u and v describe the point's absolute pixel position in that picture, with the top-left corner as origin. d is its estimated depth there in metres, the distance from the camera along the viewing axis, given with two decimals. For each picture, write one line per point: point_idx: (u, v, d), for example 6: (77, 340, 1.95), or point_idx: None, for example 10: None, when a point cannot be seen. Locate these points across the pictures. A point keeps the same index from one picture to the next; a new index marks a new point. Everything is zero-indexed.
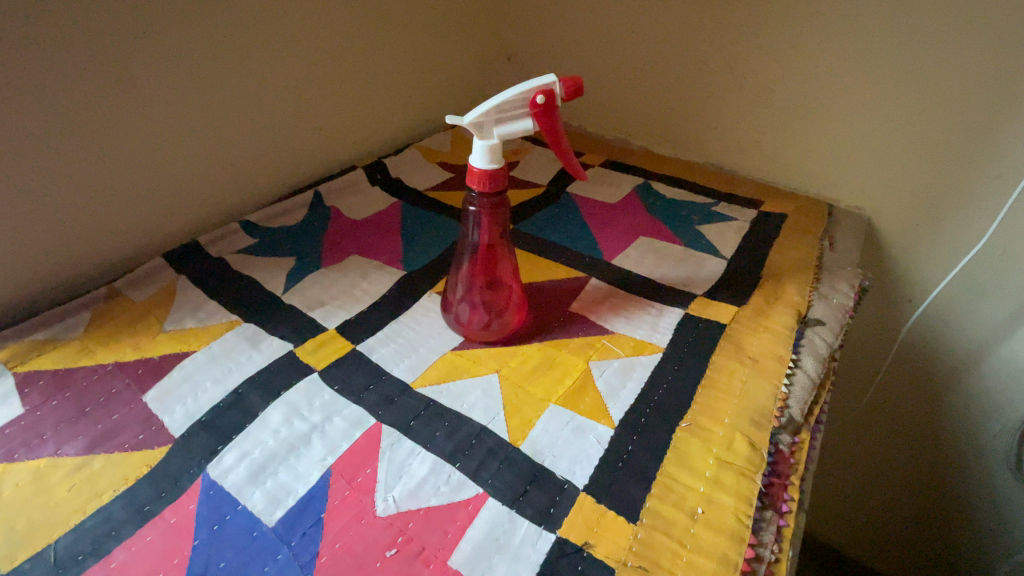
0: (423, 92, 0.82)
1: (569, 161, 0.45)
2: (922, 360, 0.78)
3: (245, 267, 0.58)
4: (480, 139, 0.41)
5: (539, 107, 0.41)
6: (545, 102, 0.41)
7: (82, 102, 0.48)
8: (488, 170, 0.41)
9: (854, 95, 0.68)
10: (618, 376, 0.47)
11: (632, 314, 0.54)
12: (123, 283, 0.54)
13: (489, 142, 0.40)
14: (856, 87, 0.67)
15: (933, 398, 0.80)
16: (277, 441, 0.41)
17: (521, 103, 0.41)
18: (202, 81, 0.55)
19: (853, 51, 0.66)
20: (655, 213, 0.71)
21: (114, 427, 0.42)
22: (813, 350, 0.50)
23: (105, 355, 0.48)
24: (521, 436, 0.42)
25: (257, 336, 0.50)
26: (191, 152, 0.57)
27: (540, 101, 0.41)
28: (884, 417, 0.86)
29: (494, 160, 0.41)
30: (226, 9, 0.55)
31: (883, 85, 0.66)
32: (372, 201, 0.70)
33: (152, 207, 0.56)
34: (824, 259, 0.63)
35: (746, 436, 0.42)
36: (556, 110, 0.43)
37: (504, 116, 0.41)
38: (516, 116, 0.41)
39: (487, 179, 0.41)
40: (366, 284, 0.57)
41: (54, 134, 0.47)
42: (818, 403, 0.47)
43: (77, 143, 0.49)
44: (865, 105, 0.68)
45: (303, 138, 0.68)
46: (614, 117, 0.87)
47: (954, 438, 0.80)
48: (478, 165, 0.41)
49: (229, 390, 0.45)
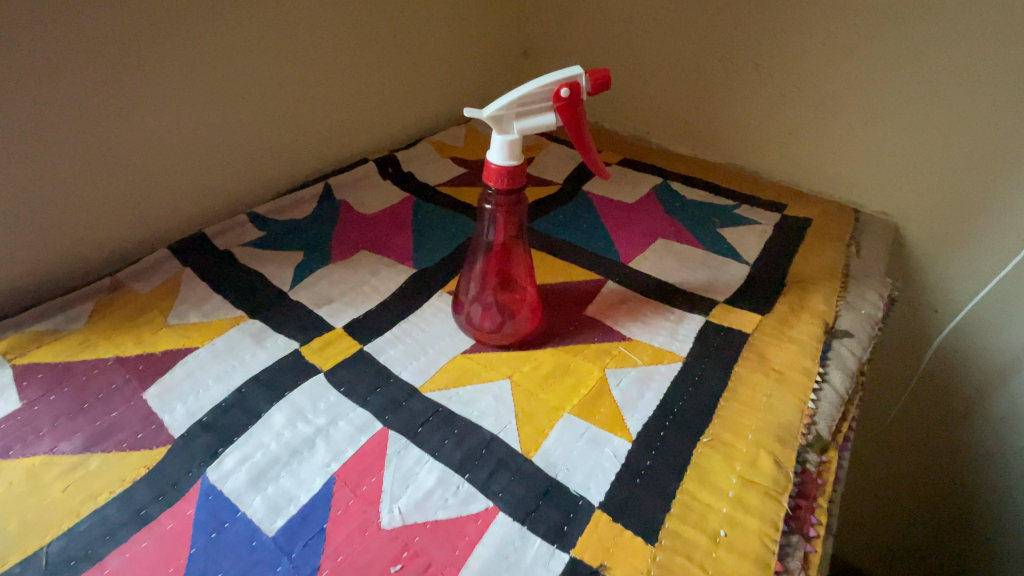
0: (437, 84, 0.80)
1: (592, 158, 0.42)
2: (945, 375, 0.76)
3: (251, 260, 0.56)
4: (498, 134, 0.39)
5: (562, 101, 0.39)
6: (569, 96, 0.39)
7: (87, 87, 0.46)
8: (506, 167, 0.39)
9: (885, 98, 0.65)
10: (636, 386, 0.45)
11: (649, 320, 0.52)
12: (126, 274, 0.52)
13: (508, 138, 0.39)
14: (887, 89, 0.65)
15: (956, 414, 0.77)
16: (279, 444, 0.39)
17: (543, 96, 0.39)
18: (211, 68, 0.54)
19: (886, 52, 0.63)
20: (675, 214, 0.68)
21: (113, 425, 0.41)
22: (841, 364, 0.48)
23: (106, 350, 0.46)
24: (533, 447, 0.40)
25: (262, 333, 0.48)
26: (200, 141, 0.56)
27: (564, 94, 0.39)
28: (904, 428, 0.83)
29: (513, 156, 0.39)
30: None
31: (917, 86, 0.63)
32: (384, 195, 0.69)
33: (160, 197, 0.55)
34: (851, 266, 0.61)
35: (772, 453, 0.40)
36: (581, 104, 0.40)
37: (525, 109, 0.39)
38: (538, 110, 0.39)
39: (505, 177, 0.40)
40: (376, 281, 0.55)
41: (60, 121, 0.46)
42: (847, 419, 0.45)
43: (83, 130, 0.48)
44: (897, 107, 0.65)
45: (313, 129, 0.66)
46: (632, 114, 0.85)
47: (976, 457, 0.77)
48: (496, 161, 0.39)
49: (232, 388, 0.43)
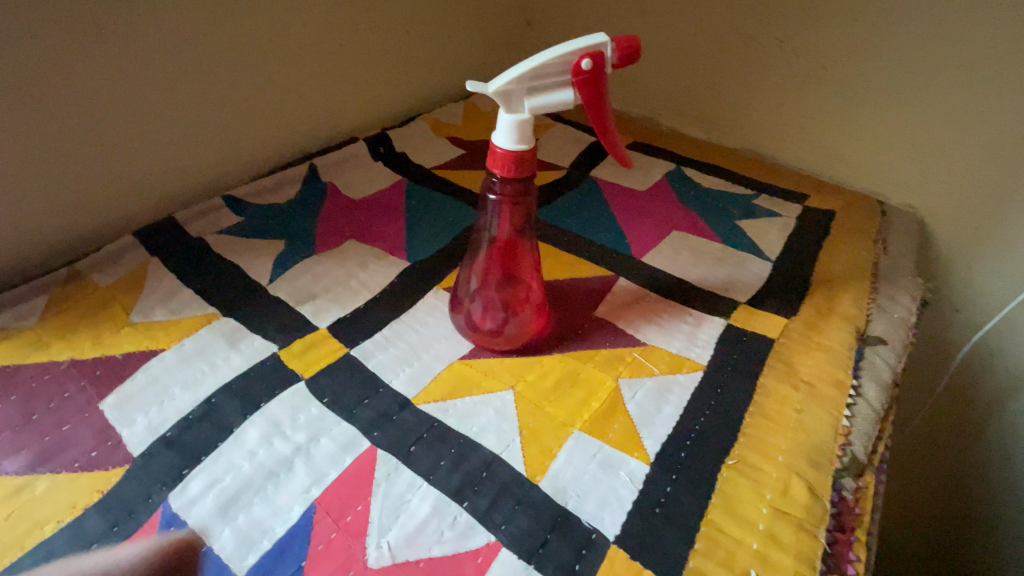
0: (433, 56, 0.74)
1: (613, 142, 0.37)
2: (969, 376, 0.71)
3: (227, 249, 0.51)
4: (507, 113, 0.34)
5: (583, 74, 0.34)
6: (592, 68, 0.34)
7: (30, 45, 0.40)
8: (514, 151, 0.34)
9: (918, 81, 0.60)
10: (652, 399, 0.41)
11: (665, 322, 0.47)
12: (85, 264, 0.47)
13: (519, 117, 0.33)
14: (922, 71, 0.60)
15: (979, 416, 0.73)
16: (253, 465, 0.35)
17: (560, 69, 0.34)
18: (177, 27, 0.48)
19: (920, 30, 0.58)
20: (690, 203, 0.63)
21: (64, 441, 0.36)
22: (876, 375, 0.44)
23: (60, 351, 0.41)
24: (540, 470, 0.36)
25: (236, 334, 0.43)
26: (169, 115, 0.50)
27: (586, 66, 0.34)
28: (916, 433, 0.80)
29: (523, 140, 0.34)
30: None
31: (954, 67, 0.58)
32: (375, 177, 0.63)
33: (123, 177, 0.49)
34: (881, 265, 0.56)
35: (805, 479, 0.36)
36: (604, 79, 0.35)
37: (539, 84, 0.34)
38: (555, 85, 0.34)
39: (513, 163, 0.34)
40: (365, 275, 0.50)
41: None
42: (883, 438, 0.41)
43: (28, 95, 0.42)
44: (931, 91, 0.60)
45: (296, 103, 0.60)
46: (643, 93, 0.79)
47: (991, 466, 0.72)
48: (502, 145, 0.34)
49: (201, 398, 0.38)
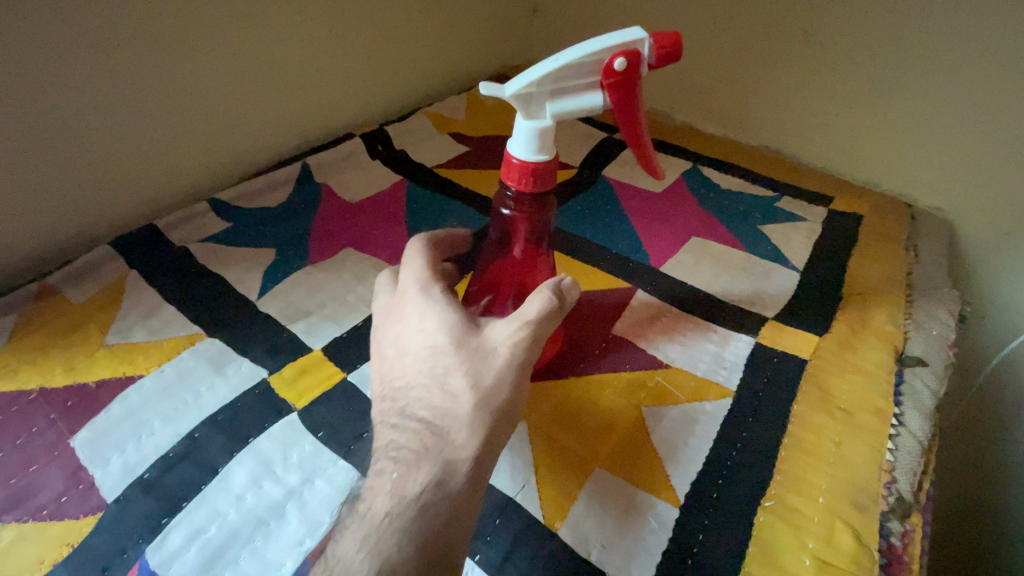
0: (433, 46, 0.69)
1: (643, 150, 0.33)
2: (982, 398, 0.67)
3: (213, 260, 0.47)
4: (525, 119, 0.31)
5: (615, 76, 0.30)
6: (625, 69, 0.30)
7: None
8: (531, 162, 0.31)
9: (952, 81, 0.56)
10: (678, 430, 0.37)
11: (689, 342, 0.44)
12: (57, 279, 0.43)
13: (538, 125, 0.30)
14: (956, 70, 0.55)
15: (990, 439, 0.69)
16: (240, 513, 0.31)
17: (588, 70, 0.30)
18: (144, 11, 0.43)
19: (958, 27, 0.54)
20: (709, 206, 0.60)
21: (30, 484, 0.32)
22: (918, 402, 0.40)
23: (26, 379, 0.37)
24: (559, 516, 0.32)
25: (222, 358, 0.40)
26: (146, 116, 0.46)
27: (618, 67, 0.30)
28: None
29: (541, 149, 0.31)
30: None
31: (991, 67, 0.54)
32: (372, 178, 0.59)
33: (95, 181, 0.45)
34: (914, 276, 0.53)
35: (850, 525, 0.33)
36: (637, 81, 0.31)
37: (563, 86, 0.30)
38: (582, 88, 0.30)
39: (529, 176, 0.31)
40: (363, 289, 0.46)
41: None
42: (928, 472, 0.37)
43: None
44: (965, 93, 0.56)
45: (286, 99, 0.56)
46: (655, 84, 0.75)
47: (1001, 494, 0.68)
48: (519, 155, 0.31)
49: (183, 433, 0.35)
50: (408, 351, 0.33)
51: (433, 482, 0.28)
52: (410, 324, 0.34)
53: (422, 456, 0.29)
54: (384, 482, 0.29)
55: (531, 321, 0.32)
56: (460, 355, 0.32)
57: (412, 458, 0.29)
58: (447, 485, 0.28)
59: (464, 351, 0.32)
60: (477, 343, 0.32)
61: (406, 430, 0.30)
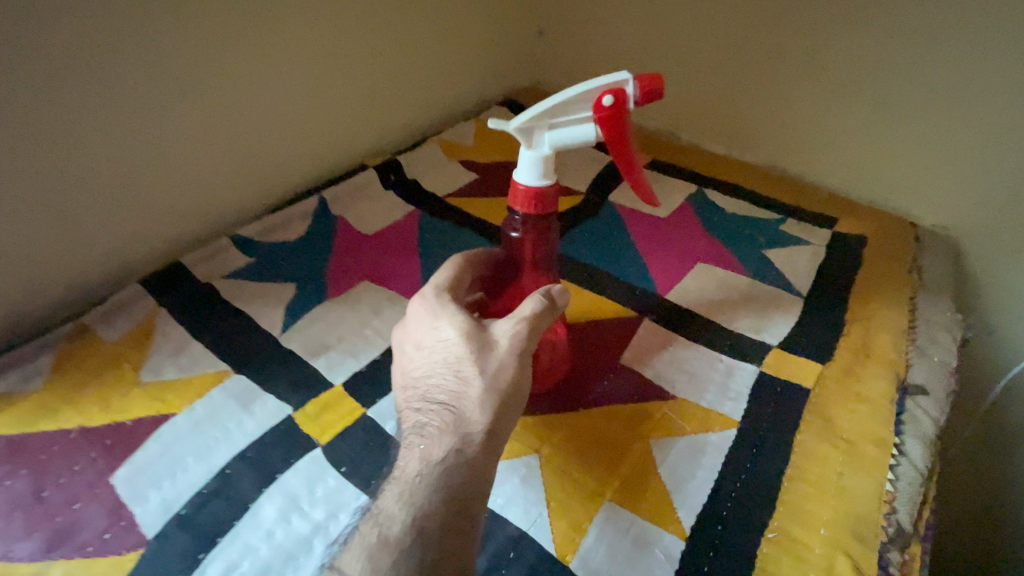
0: (443, 76, 0.71)
1: (637, 178, 0.35)
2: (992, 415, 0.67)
3: (237, 295, 0.50)
4: (527, 149, 0.34)
5: (604, 111, 0.32)
6: (613, 104, 0.32)
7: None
8: (535, 188, 0.34)
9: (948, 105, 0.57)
10: (685, 462, 0.39)
11: (696, 372, 0.45)
12: (92, 318, 0.46)
13: (539, 153, 0.33)
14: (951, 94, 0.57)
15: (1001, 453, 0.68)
16: (271, 548, 0.33)
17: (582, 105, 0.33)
18: (164, 59, 0.45)
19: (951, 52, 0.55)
20: (714, 231, 0.61)
21: (75, 522, 0.35)
22: (918, 430, 0.41)
23: (67, 417, 0.40)
24: (570, 549, 0.34)
25: (249, 394, 0.42)
26: (171, 159, 0.49)
27: (607, 103, 0.32)
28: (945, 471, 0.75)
29: (544, 175, 0.34)
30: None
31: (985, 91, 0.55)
32: (386, 209, 0.61)
33: (125, 223, 0.48)
34: (917, 300, 0.54)
35: (850, 556, 0.34)
36: (627, 115, 0.33)
37: (560, 120, 0.33)
38: (576, 122, 0.33)
39: (534, 201, 0.34)
40: (380, 322, 0.48)
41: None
42: (928, 501, 0.39)
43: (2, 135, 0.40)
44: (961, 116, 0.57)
45: (302, 135, 0.58)
46: (661, 106, 0.76)
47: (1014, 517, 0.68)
48: (525, 182, 0.34)
49: (215, 469, 0.37)
50: (423, 343, 0.36)
51: (456, 449, 0.31)
52: (424, 321, 0.37)
53: (444, 430, 0.32)
54: (413, 452, 0.32)
55: (537, 310, 0.35)
56: (473, 340, 0.35)
57: (437, 432, 0.32)
58: (467, 453, 0.31)
59: (475, 342, 0.34)
60: (487, 336, 0.35)
61: (428, 411, 0.33)
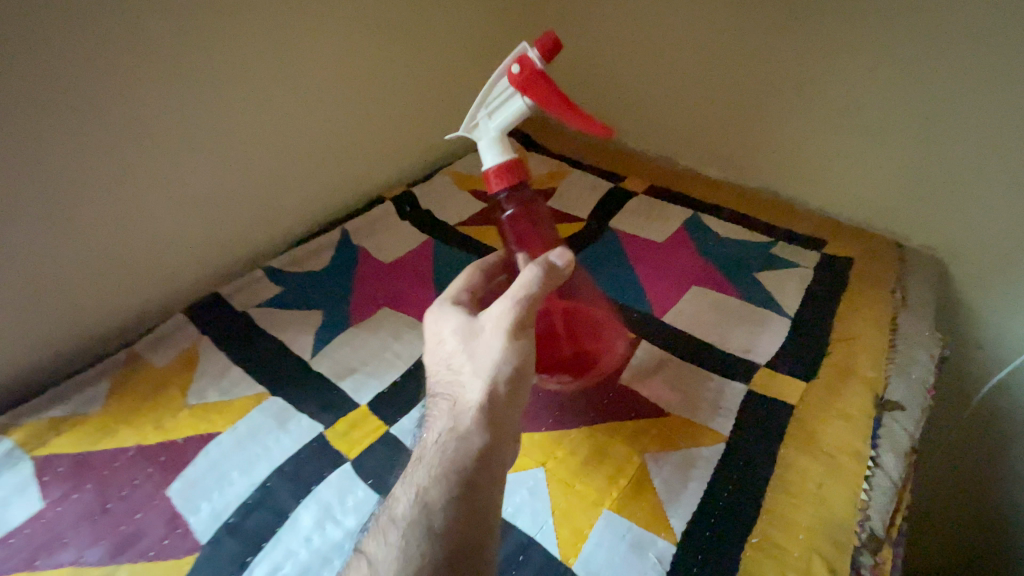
0: (453, 111, 0.77)
1: (577, 119, 0.43)
2: (982, 426, 0.70)
3: (269, 322, 0.55)
4: (484, 137, 0.46)
5: (517, 80, 0.42)
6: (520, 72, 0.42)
7: (50, 139, 0.43)
8: (498, 163, 0.45)
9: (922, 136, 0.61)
10: (678, 474, 0.43)
11: (689, 391, 0.49)
12: (142, 346, 0.51)
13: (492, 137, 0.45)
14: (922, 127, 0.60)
15: (994, 464, 0.71)
16: (309, 552, 0.38)
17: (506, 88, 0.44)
18: (201, 114, 0.51)
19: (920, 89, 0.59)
20: (708, 255, 0.65)
21: (136, 530, 0.40)
22: (894, 444, 0.45)
23: (125, 436, 0.45)
24: (573, 553, 0.39)
25: (285, 414, 0.47)
26: (206, 201, 0.54)
27: (517, 73, 0.42)
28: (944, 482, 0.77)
29: (502, 151, 0.45)
30: (223, 23, 0.49)
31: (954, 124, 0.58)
32: (402, 238, 0.66)
33: (168, 258, 0.54)
34: (899, 320, 0.57)
35: (825, 560, 0.38)
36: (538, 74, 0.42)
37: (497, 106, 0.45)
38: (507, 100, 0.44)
39: (500, 174, 0.45)
40: (399, 346, 0.53)
41: (25, 177, 0.43)
42: (900, 509, 0.42)
43: (63, 186, 0.45)
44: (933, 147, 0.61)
45: (324, 172, 0.64)
46: (658, 133, 0.81)
47: None
48: (489, 164, 0.46)
49: (258, 482, 0.42)
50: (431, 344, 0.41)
51: (459, 424, 0.35)
52: (430, 326, 0.42)
53: (448, 412, 0.36)
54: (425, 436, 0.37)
55: (530, 284, 0.39)
56: (477, 327, 0.39)
57: (443, 415, 0.37)
58: (467, 425, 0.35)
59: (470, 334, 0.39)
60: (482, 326, 0.39)
61: (436, 400, 0.38)
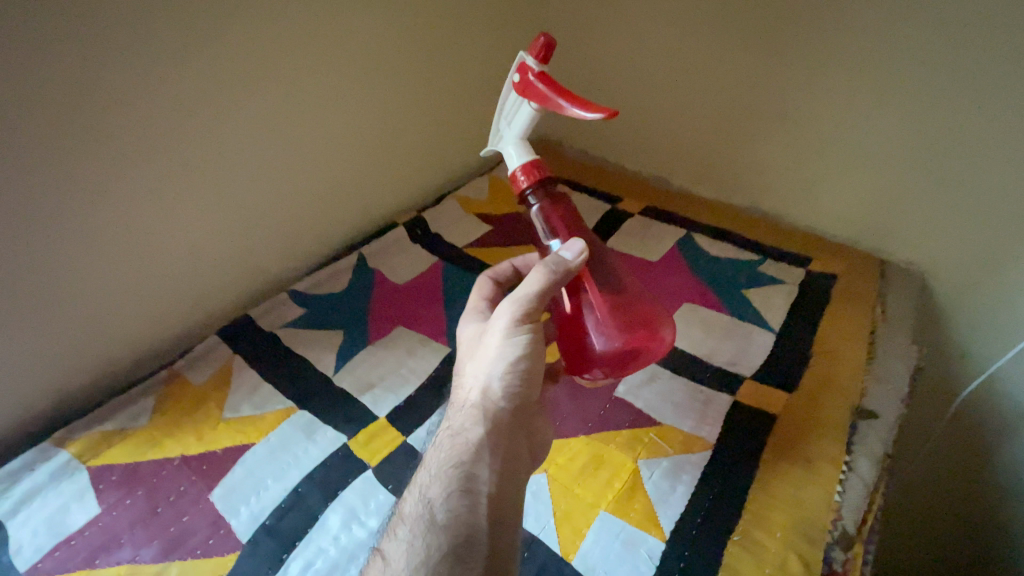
0: (459, 139, 0.82)
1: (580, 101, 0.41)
2: (963, 431, 0.74)
3: (294, 341, 0.60)
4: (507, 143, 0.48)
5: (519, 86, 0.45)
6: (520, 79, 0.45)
7: (105, 188, 0.48)
8: (524, 163, 0.46)
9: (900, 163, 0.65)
10: (667, 478, 0.47)
11: (679, 401, 0.54)
12: (181, 365, 0.57)
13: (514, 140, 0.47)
14: (900, 155, 0.64)
15: (977, 469, 0.74)
16: (338, 549, 0.43)
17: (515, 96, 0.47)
18: (234, 157, 0.56)
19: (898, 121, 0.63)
20: (699, 273, 0.70)
21: (184, 531, 0.45)
22: (867, 450, 0.49)
23: (170, 447, 0.50)
24: (573, 549, 0.43)
25: (312, 426, 0.52)
26: (237, 233, 0.60)
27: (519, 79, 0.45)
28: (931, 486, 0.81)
29: (524, 152, 0.47)
30: (253, 76, 0.54)
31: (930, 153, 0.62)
32: (414, 260, 0.71)
33: (203, 284, 0.59)
34: (877, 333, 0.61)
35: (801, 555, 0.42)
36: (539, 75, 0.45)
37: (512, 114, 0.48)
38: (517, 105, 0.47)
39: (528, 171, 0.46)
40: (413, 362, 0.58)
41: (83, 221, 0.48)
42: (872, 509, 0.47)
43: (114, 227, 0.50)
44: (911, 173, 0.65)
45: (342, 201, 0.69)
46: (654, 156, 0.86)
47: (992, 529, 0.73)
48: (514, 167, 0.47)
49: (290, 487, 0.47)
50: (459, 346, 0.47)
51: (463, 421, 0.41)
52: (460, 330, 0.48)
53: (459, 408, 0.42)
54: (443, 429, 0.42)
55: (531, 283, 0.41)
56: (486, 339, 0.43)
57: (456, 410, 0.42)
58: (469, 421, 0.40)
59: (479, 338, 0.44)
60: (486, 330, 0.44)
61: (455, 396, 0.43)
